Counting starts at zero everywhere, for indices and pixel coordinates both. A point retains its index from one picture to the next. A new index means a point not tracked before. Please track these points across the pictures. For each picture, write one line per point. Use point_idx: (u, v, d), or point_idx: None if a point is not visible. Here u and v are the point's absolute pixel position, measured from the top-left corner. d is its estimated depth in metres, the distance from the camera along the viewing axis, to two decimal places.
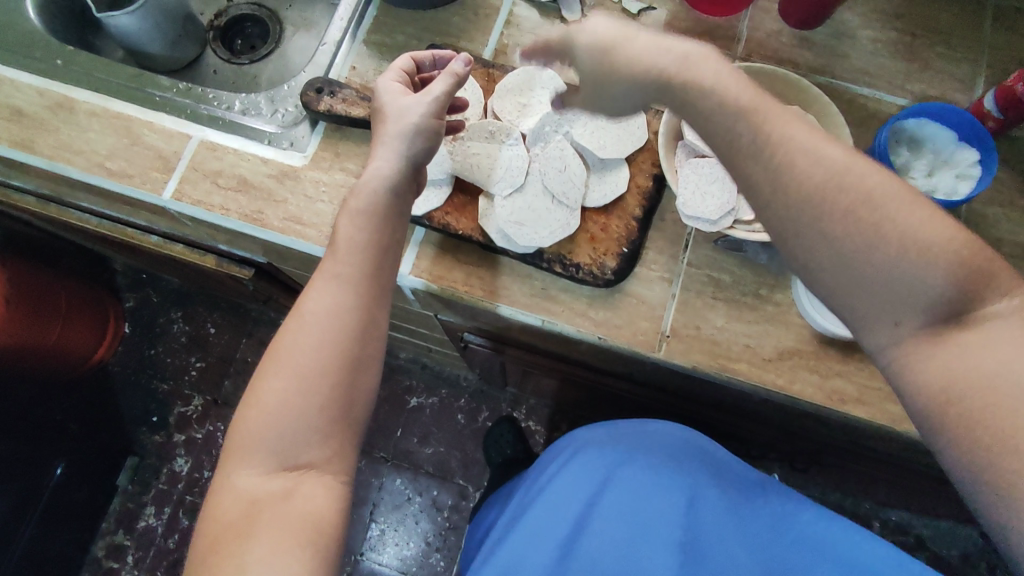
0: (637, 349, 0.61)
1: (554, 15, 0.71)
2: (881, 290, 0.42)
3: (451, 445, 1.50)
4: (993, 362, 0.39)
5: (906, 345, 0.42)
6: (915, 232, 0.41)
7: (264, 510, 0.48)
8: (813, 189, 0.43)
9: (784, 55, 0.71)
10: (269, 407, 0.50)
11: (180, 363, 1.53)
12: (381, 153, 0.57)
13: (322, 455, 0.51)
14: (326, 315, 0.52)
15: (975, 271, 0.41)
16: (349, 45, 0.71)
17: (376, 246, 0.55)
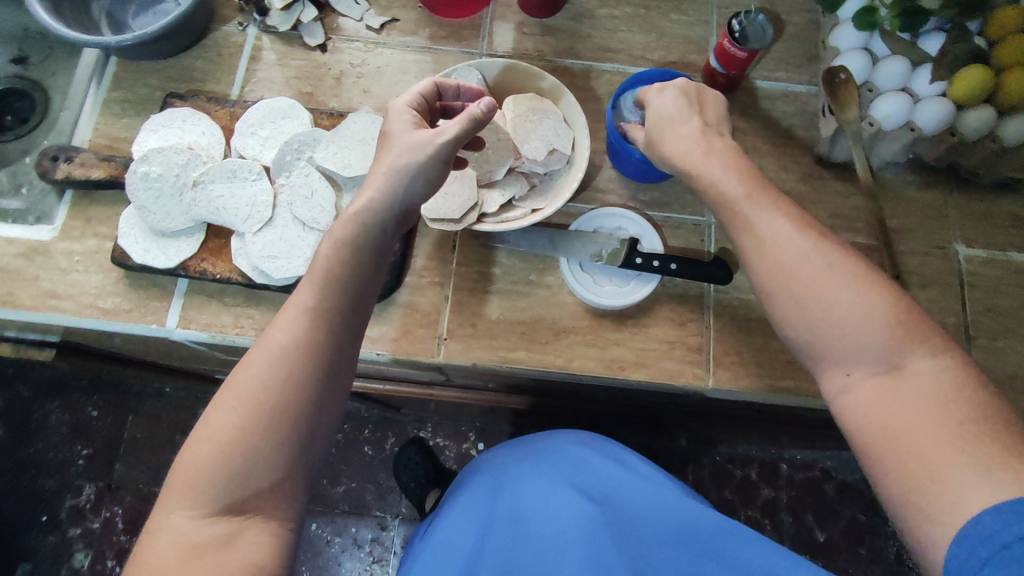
0: (418, 358, 0.62)
1: (298, 42, 0.71)
2: (830, 346, 0.44)
3: (362, 479, 1.43)
4: (900, 411, 0.40)
5: (848, 393, 0.43)
6: (852, 299, 0.43)
7: (200, 560, 0.40)
8: (778, 264, 0.45)
9: (529, 46, 0.73)
10: (218, 445, 0.42)
11: (64, 454, 1.30)
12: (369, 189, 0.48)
13: (264, 505, 0.42)
14: (279, 352, 0.44)
15: (914, 331, 0.42)
16: (91, 106, 0.69)
17: (350, 268, 0.47)
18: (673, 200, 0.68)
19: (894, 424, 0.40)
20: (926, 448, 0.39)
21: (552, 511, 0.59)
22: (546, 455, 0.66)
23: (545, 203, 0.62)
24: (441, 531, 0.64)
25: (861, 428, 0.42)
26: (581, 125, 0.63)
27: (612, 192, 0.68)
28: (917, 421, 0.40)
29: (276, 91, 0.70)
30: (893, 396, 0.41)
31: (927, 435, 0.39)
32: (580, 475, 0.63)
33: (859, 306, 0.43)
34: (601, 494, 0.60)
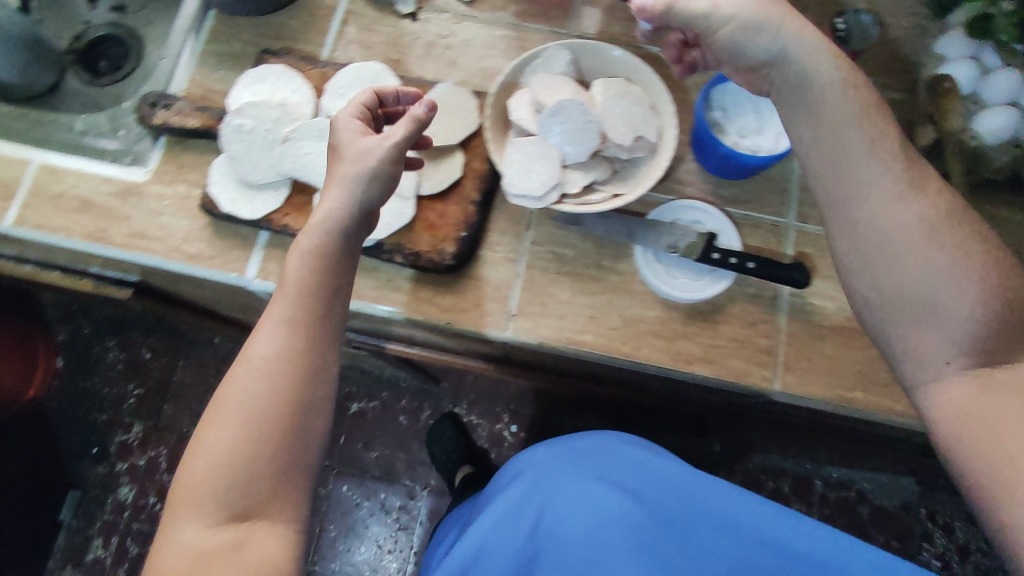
0: (486, 331, 0.63)
1: (389, 8, 0.72)
2: (935, 332, 0.48)
3: (395, 447, 1.50)
4: (1005, 408, 0.46)
5: (944, 382, 0.48)
6: (969, 289, 0.47)
7: (212, 563, 0.47)
8: (909, 242, 0.49)
9: (620, 29, 0.72)
10: (217, 459, 0.49)
11: (118, 392, 1.52)
12: (322, 212, 0.53)
13: (265, 508, 0.50)
14: (260, 367, 0.51)
15: (1019, 317, 0.48)
16: (188, 57, 0.71)
17: (321, 284, 0.52)
18: (754, 199, 0.66)
19: (986, 420, 0.46)
20: (1012, 437, 0.45)
21: (599, 519, 0.63)
22: (591, 458, 0.67)
23: (626, 189, 0.62)
24: (490, 532, 0.64)
25: (951, 417, 0.48)
26: (670, 114, 0.62)
27: (692, 185, 0.67)
28: (1008, 413, 0.46)
29: (364, 55, 0.71)
30: (1001, 387, 0.47)
31: (1010, 425, 0.45)
32: (627, 475, 0.66)
33: (981, 288, 0.47)
34: (649, 491, 0.65)
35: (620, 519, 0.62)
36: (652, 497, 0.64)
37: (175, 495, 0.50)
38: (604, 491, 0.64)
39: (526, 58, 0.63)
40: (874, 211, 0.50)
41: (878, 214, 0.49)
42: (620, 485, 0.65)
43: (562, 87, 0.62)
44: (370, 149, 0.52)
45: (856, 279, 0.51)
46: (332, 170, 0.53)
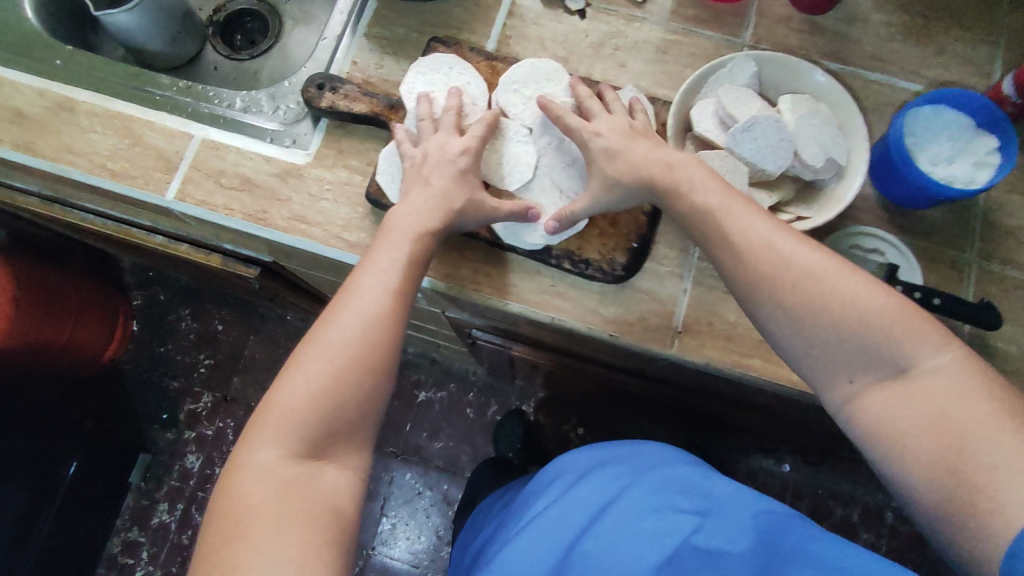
0: (650, 347, 0.61)
1: (557, 4, 0.70)
2: (841, 358, 0.48)
3: (461, 439, 1.46)
4: (908, 416, 0.45)
5: (861, 399, 0.48)
6: (850, 300, 0.48)
7: (296, 491, 0.49)
8: (751, 259, 0.51)
9: (794, 42, 0.69)
10: (312, 393, 0.51)
11: (189, 360, 1.49)
12: (417, 204, 0.57)
13: (336, 449, 0.52)
14: (368, 316, 0.53)
15: (914, 329, 0.47)
16: (349, 41, 0.69)
17: (426, 254, 0.57)
18: (934, 230, 0.63)
19: (941, 422, 0.44)
20: (967, 435, 0.43)
21: (634, 513, 0.54)
22: (645, 461, 0.63)
23: (811, 213, 0.59)
24: (538, 520, 0.59)
25: (880, 435, 0.47)
26: (862, 135, 0.59)
27: (868, 211, 0.64)
28: (965, 414, 0.43)
29: (530, 49, 0.69)
30: (905, 402, 0.46)
31: (970, 427, 0.43)
32: (675, 479, 0.58)
33: (846, 312, 0.48)
34: (700, 503, 0.55)
35: (659, 521, 0.53)
36: (706, 507, 0.54)
37: (261, 420, 0.51)
38: (648, 482, 0.58)
39: (712, 67, 0.60)
40: (742, 240, 0.51)
41: (731, 256, 0.52)
42: (666, 481, 0.58)
43: (749, 101, 0.60)
44: (472, 195, 0.58)
45: (750, 307, 0.51)
46: (424, 181, 0.58)
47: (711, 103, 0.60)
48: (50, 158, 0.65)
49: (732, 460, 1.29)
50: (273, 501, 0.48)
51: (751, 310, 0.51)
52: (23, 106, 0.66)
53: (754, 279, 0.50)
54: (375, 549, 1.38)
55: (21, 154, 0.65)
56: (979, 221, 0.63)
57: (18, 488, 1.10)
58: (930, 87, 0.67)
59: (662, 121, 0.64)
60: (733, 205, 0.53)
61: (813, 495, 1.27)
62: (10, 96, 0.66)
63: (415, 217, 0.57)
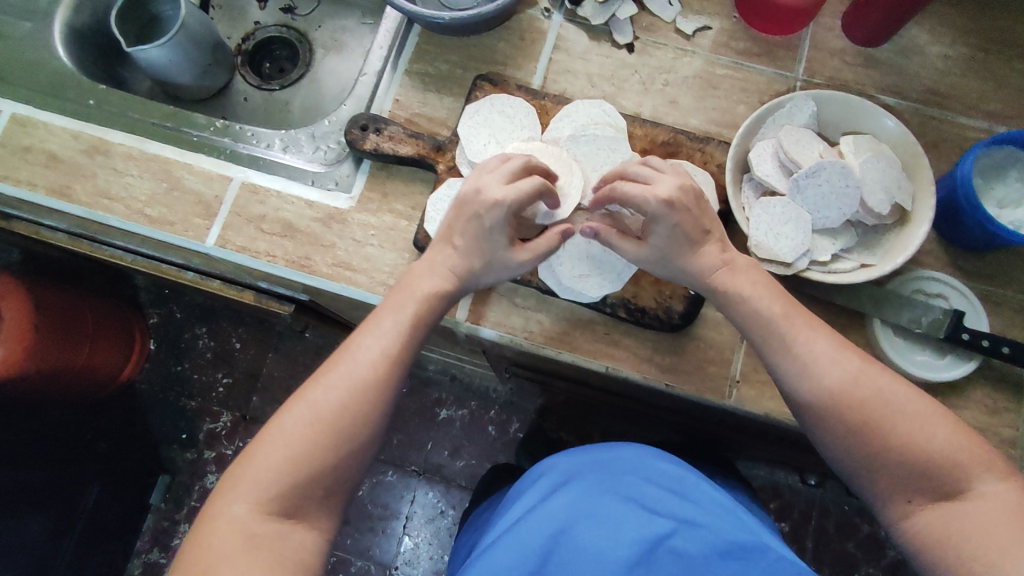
0: (707, 396, 0.59)
1: (605, 38, 0.68)
2: (893, 474, 0.48)
3: (483, 457, 1.33)
4: (973, 535, 0.44)
5: (911, 517, 0.48)
6: (914, 420, 0.48)
7: (261, 547, 0.46)
8: (818, 383, 0.50)
9: (849, 76, 0.67)
10: (291, 452, 0.49)
11: (208, 380, 1.39)
12: (444, 260, 0.56)
13: (309, 508, 0.49)
14: (359, 383, 0.52)
15: (971, 454, 0.47)
16: (390, 77, 0.68)
17: (429, 320, 0.55)
18: (997, 273, 0.61)
19: (995, 546, 0.43)
20: (1018, 564, 0.42)
21: (611, 514, 0.53)
22: (617, 465, 0.61)
23: (875, 259, 0.57)
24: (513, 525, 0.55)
25: (931, 560, 0.46)
26: (928, 179, 0.57)
27: (930, 254, 0.62)
28: (1013, 540, 0.43)
29: (577, 85, 0.67)
30: (961, 523, 0.45)
31: (1020, 556, 0.42)
32: (648, 483, 0.58)
33: (905, 435, 0.48)
34: (671, 500, 0.55)
35: (634, 515, 0.53)
36: (676, 505, 0.55)
37: (239, 470, 0.49)
38: (620, 484, 0.57)
39: (771, 109, 0.59)
40: (804, 359, 0.51)
41: (789, 366, 0.51)
42: (639, 486, 0.57)
43: (811, 144, 0.58)
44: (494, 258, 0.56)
45: (800, 416, 0.51)
46: (447, 241, 0.57)
47: (771, 145, 0.59)
48: (87, 205, 0.64)
49: (756, 476, 1.24)
50: (239, 552, 0.45)
51: (802, 423, 0.52)
52: (58, 150, 0.65)
53: (806, 388, 0.50)
54: (396, 567, 1.28)
55: (57, 199, 0.64)
56: None
57: (34, 516, 1.05)
58: (988, 123, 0.65)
59: (717, 163, 0.62)
60: (791, 323, 0.52)
61: (841, 512, 1.21)
62: (44, 139, 0.66)
63: (429, 288, 0.56)
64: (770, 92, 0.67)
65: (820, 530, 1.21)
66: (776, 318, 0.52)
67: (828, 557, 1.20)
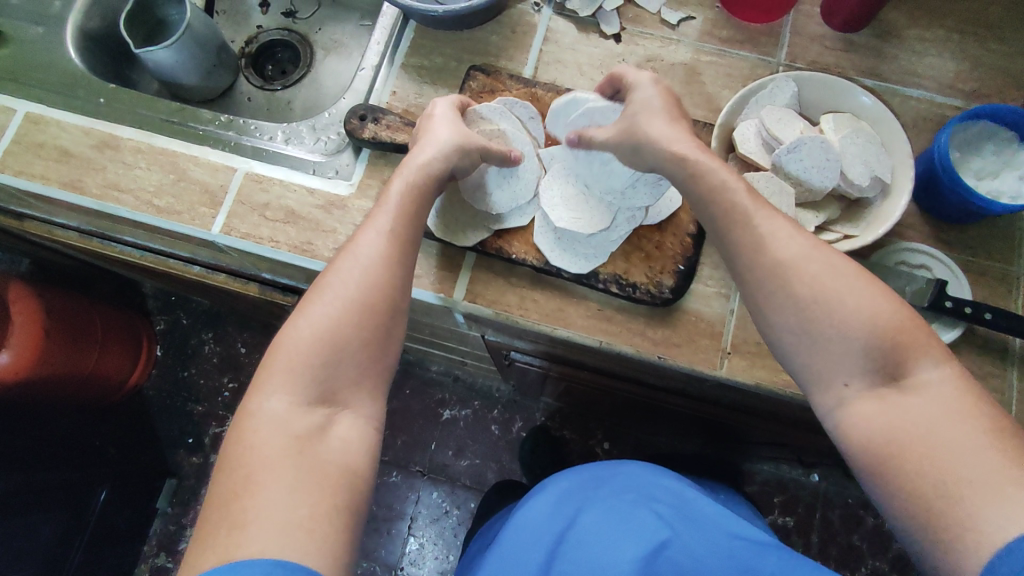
0: (698, 368, 0.61)
1: (593, 29, 0.71)
2: (842, 358, 0.47)
3: (486, 457, 1.33)
4: (920, 414, 0.44)
5: (852, 404, 0.47)
6: (871, 301, 0.48)
7: (307, 442, 0.46)
8: (783, 260, 0.49)
9: (830, 61, 0.69)
10: (318, 335, 0.50)
11: (214, 385, 1.41)
12: (421, 155, 0.58)
13: (346, 395, 0.50)
14: (370, 262, 0.53)
15: (914, 342, 0.46)
16: (387, 70, 0.71)
17: (427, 201, 0.57)
18: (979, 244, 0.63)
19: (928, 423, 0.43)
20: (942, 439, 0.43)
21: (619, 534, 0.54)
22: (623, 487, 0.61)
23: (858, 231, 0.59)
24: (515, 531, 0.61)
25: (859, 437, 0.46)
26: (907, 152, 0.59)
27: (913, 227, 0.64)
28: (948, 423, 0.43)
29: (567, 74, 0.70)
30: (896, 406, 0.45)
31: (946, 435, 0.43)
32: (655, 501, 0.58)
33: (863, 317, 0.47)
34: (678, 520, 0.56)
35: (637, 528, 0.54)
36: (680, 524, 0.55)
37: (269, 367, 0.49)
38: (627, 504, 0.58)
39: (753, 88, 0.61)
40: (761, 237, 0.51)
41: (748, 241, 0.51)
42: (648, 502, 0.58)
43: (792, 122, 0.60)
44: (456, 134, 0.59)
45: (757, 299, 0.51)
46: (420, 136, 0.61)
47: (753, 124, 0.61)
48: (97, 196, 0.67)
49: (758, 471, 1.24)
50: (287, 451, 0.45)
51: (761, 308, 0.51)
52: (70, 146, 0.68)
53: (771, 271, 0.50)
54: (402, 568, 1.27)
55: (69, 192, 0.67)
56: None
57: (43, 518, 1.06)
58: (965, 101, 0.67)
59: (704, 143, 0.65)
60: (755, 202, 0.52)
61: (844, 504, 1.21)
62: (57, 136, 0.68)
63: (415, 167, 0.57)
64: (754, 76, 0.69)
65: (825, 524, 1.21)
66: (728, 219, 0.52)
67: (833, 551, 1.19)
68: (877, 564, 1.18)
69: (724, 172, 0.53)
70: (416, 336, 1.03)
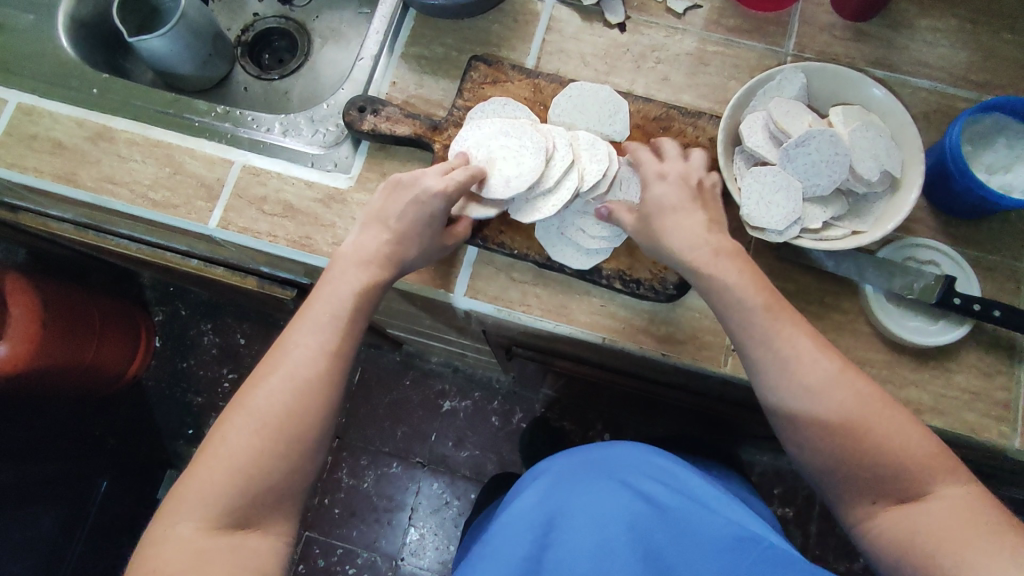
0: (702, 365, 0.60)
1: (597, 18, 0.69)
2: (863, 480, 0.49)
3: (486, 448, 1.33)
4: (940, 531, 0.45)
5: (877, 517, 0.49)
6: (894, 428, 0.48)
7: (211, 562, 0.45)
8: (809, 385, 0.49)
9: (838, 51, 0.68)
10: (233, 461, 0.48)
11: (213, 375, 1.39)
12: (365, 242, 0.57)
13: (262, 517, 0.49)
14: (301, 381, 0.51)
15: (939, 465, 0.48)
16: (386, 60, 0.69)
17: (367, 312, 0.55)
18: (988, 240, 0.62)
19: (943, 537, 0.45)
20: (959, 558, 0.43)
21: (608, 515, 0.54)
22: (616, 463, 0.59)
23: (866, 226, 0.58)
24: (501, 523, 0.57)
25: (888, 554, 0.48)
26: (917, 147, 0.58)
27: (921, 222, 0.63)
28: (963, 535, 0.44)
29: (570, 65, 0.68)
30: (916, 517, 0.47)
31: (967, 540, 0.44)
32: (647, 479, 0.57)
33: (891, 443, 0.48)
34: (669, 499, 0.55)
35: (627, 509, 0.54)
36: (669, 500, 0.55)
37: (180, 490, 0.48)
38: (611, 482, 0.56)
39: (761, 80, 0.59)
40: (783, 359, 0.50)
41: (770, 363, 0.50)
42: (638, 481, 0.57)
43: (800, 115, 0.59)
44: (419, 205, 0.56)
45: (780, 414, 0.51)
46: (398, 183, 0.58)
47: (761, 117, 0.60)
48: (92, 190, 0.66)
49: (758, 462, 1.24)
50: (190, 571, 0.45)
51: (783, 424, 0.51)
52: (63, 138, 0.67)
53: (796, 394, 0.49)
54: (402, 559, 1.28)
55: (63, 186, 0.66)
56: None
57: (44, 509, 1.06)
58: (976, 93, 0.66)
59: (711, 137, 0.64)
60: (774, 320, 0.51)
61: None
62: (50, 127, 0.67)
63: (356, 259, 0.56)
64: (761, 67, 0.68)
65: (825, 514, 1.21)
66: (749, 339, 0.51)
67: (831, 542, 1.20)
68: None
69: (726, 274, 0.52)
70: (416, 329, 1.02)
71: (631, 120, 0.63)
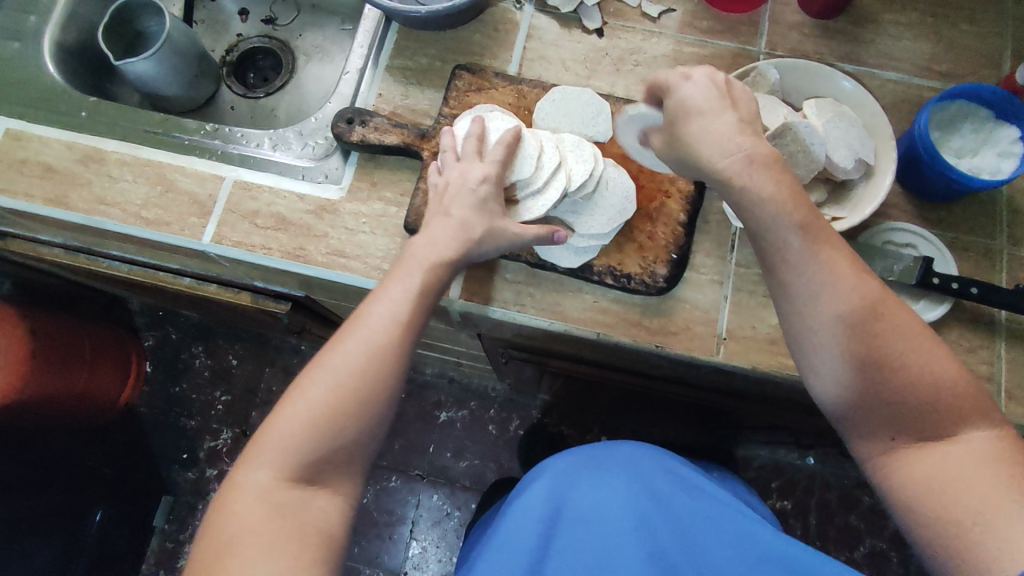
0: (695, 354, 0.62)
1: (575, 25, 0.71)
2: (887, 415, 0.49)
3: (485, 457, 1.33)
4: (958, 473, 0.46)
5: (894, 456, 0.49)
6: (920, 363, 0.48)
7: (287, 517, 0.46)
8: (838, 317, 0.48)
9: (808, 48, 0.70)
10: (313, 416, 0.48)
11: (206, 399, 1.36)
12: (432, 237, 0.55)
13: (332, 474, 0.49)
14: (372, 348, 0.50)
15: (967, 400, 0.48)
16: (371, 73, 0.71)
17: (442, 282, 0.54)
18: (962, 221, 0.64)
19: (963, 479, 0.46)
20: (980, 501, 0.45)
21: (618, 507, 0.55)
22: (629, 458, 0.60)
23: (845, 212, 0.60)
24: (511, 516, 0.57)
25: (904, 493, 0.48)
26: (888, 134, 0.60)
27: (897, 207, 0.65)
28: (982, 476, 0.45)
29: (552, 70, 0.70)
30: (937, 459, 0.47)
31: (983, 489, 0.45)
32: (655, 476, 0.58)
33: (923, 377, 0.48)
34: (672, 496, 0.56)
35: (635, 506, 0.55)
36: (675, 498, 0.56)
37: (261, 438, 0.49)
38: (624, 478, 0.57)
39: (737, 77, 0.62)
40: (813, 290, 0.49)
41: (802, 289, 0.49)
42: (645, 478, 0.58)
43: (776, 108, 0.61)
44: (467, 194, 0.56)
45: (808, 353, 0.50)
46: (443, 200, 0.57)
47: None
48: (83, 211, 0.66)
49: (755, 457, 1.25)
50: (265, 520, 0.46)
51: (809, 359, 0.50)
52: (53, 161, 0.67)
53: (828, 327, 0.49)
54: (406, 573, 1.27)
55: (54, 209, 0.66)
56: (1005, 209, 0.65)
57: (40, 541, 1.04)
58: (941, 83, 0.69)
59: None
60: (813, 247, 0.49)
61: (841, 485, 1.23)
62: (40, 151, 0.68)
63: (431, 251, 0.54)
64: (736, 65, 0.70)
65: (824, 505, 1.22)
66: (780, 266, 0.50)
67: (831, 532, 1.21)
68: (874, 542, 1.20)
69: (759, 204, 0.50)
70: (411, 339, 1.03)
71: (613, 120, 0.65)
